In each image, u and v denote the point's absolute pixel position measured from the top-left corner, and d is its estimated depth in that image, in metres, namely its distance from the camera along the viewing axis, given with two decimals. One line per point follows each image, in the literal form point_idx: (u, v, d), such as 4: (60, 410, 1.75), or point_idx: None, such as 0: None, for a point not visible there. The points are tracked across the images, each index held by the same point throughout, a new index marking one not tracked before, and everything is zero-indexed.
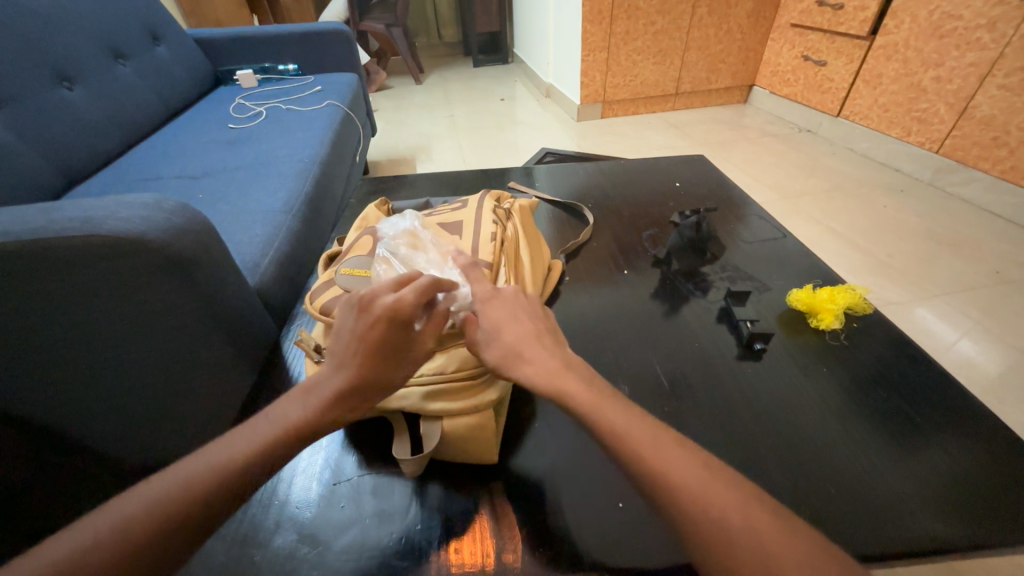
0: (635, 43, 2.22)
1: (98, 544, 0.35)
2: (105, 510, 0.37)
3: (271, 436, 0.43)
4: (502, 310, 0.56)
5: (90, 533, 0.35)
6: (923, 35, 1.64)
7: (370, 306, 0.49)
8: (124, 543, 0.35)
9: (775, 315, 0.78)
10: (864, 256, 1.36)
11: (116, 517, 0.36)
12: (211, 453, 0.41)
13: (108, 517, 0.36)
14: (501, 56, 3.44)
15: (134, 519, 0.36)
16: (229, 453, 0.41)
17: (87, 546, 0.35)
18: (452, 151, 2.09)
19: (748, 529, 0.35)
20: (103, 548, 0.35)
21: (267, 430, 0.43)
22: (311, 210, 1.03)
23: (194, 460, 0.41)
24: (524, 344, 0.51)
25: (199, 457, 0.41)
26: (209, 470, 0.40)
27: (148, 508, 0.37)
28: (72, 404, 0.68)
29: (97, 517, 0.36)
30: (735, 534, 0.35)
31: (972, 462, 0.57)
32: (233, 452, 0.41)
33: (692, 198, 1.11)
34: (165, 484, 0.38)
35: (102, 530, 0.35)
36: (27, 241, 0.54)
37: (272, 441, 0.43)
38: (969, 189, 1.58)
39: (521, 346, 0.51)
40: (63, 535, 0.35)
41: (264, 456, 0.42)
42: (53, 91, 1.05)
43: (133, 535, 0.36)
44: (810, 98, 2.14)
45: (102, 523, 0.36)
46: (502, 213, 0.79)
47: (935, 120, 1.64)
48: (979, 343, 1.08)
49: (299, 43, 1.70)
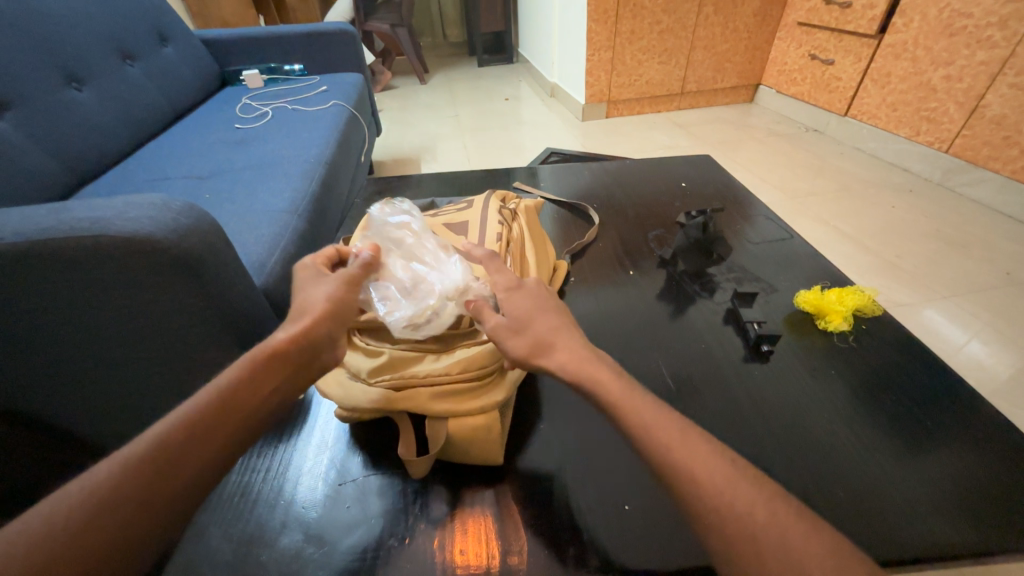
0: (640, 42, 2.21)
1: (67, 513, 0.35)
2: (70, 485, 0.37)
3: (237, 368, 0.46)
4: (525, 303, 0.56)
5: (58, 506, 0.35)
6: (932, 33, 1.62)
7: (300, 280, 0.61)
8: (97, 507, 0.35)
9: (783, 317, 0.77)
10: (872, 257, 1.35)
11: (84, 489, 0.36)
12: (170, 416, 0.42)
13: (75, 490, 0.36)
14: (505, 56, 3.44)
15: (101, 487, 0.36)
16: (187, 408, 0.43)
17: (56, 519, 0.34)
18: (456, 151, 2.09)
19: (755, 530, 0.35)
20: (73, 517, 0.35)
21: (221, 384, 0.45)
22: (317, 210, 1.03)
23: (154, 426, 0.41)
24: (552, 335, 0.52)
25: (158, 421, 0.41)
26: (174, 426, 0.41)
27: (116, 473, 0.37)
28: (81, 402, 0.68)
29: (61, 494, 0.36)
30: (744, 533, 0.36)
31: (979, 464, 0.56)
32: (192, 405, 0.43)
33: (698, 198, 1.10)
34: (130, 450, 0.39)
35: (71, 500, 0.36)
36: (37, 241, 0.55)
37: (230, 385, 0.45)
38: (979, 189, 1.56)
39: (548, 336, 0.52)
40: (26, 516, 0.35)
41: (227, 405, 0.43)
42: (62, 92, 1.06)
43: (103, 499, 0.36)
44: (817, 97, 2.13)
45: (69, 495, 0.36)
46: (508, 214, 0.79)
47: (945, 119, 1.62)
48: (990, 345, 1.07)
49: (305, 43, 1.70)
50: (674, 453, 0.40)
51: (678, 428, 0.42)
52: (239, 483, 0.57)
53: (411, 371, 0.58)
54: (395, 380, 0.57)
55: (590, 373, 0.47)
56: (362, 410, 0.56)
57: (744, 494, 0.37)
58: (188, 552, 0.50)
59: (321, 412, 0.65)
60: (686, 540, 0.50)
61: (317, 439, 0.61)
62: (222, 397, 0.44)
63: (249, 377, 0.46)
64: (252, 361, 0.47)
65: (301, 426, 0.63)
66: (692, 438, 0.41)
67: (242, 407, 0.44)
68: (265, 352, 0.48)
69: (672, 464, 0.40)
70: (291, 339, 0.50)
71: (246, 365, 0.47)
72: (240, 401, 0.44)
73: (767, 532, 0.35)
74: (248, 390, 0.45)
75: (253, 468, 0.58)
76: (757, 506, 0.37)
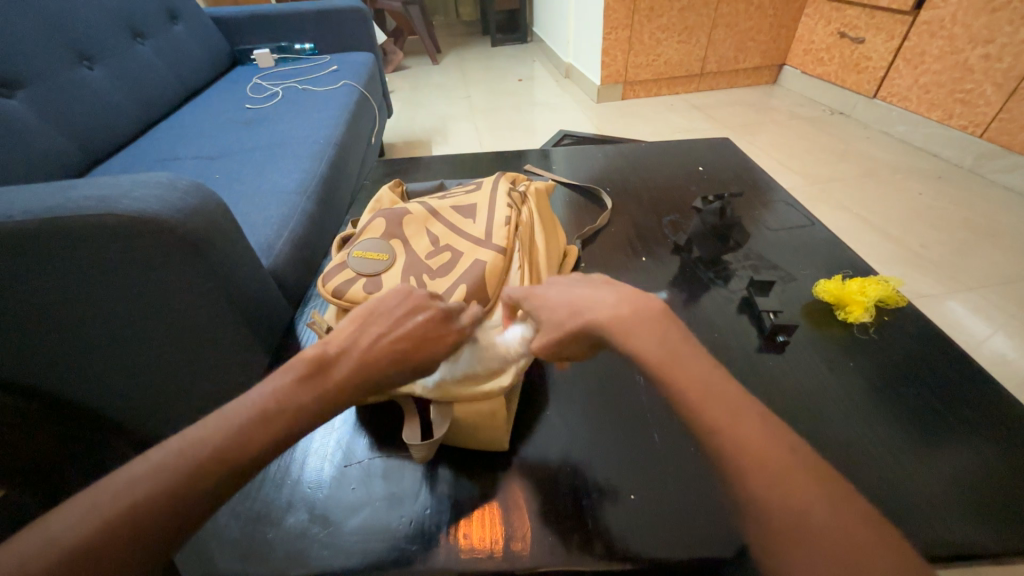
0: (659, 20, 2.14)
1: (75, 539, 0.31)
2: (88, 491, 0.33)
3: (317, 379, 0.40)
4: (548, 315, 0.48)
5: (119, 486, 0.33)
6: (972, 9, 1.53)
7: (387, 314, 0.45)
8: (103, 539, 0.31)
9: (801, 306, 0.75)
10: (896, 247, 1.30)
11: (98, 504, 0.32)
12: (202, 428, 0.36)
13: (87, 506, 0.32)
14: (519, 35, 3.35)
15: (111, 509, 0.32)
16: (220, 428, 0.36)
17: (61, 541, 0.31)
18: (468, 133, 2.06)
19: (819, 525, 0.31)
20: (77, 545, 0.31)
21: (268, 405, 0.38)
22: (326, 191, 1.02)
23: (225, 412, 0.37)
24: (584, 303, 0.45)
25: (227, 407, 0.38)
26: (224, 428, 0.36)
27: (141, 485, 0.33)
28: (94, 380, 0.70)
29: (130, 471, 0.34)
30: (793, 532, 0.32)
31: (1001, 464, 0.54)
32: (247, 406, 0.38)
33: (715, 183, 1.07)
34: (151, 468, 0.34)
35: (109, 494, 0.33)
36: (46, 220, 0.55)
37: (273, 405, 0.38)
38: (1014, 175, 1.48)
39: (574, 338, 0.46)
40: (75, 503, 0.33)
41: (267, 435, 0.37)
42: (74, 70, 1.06)
43: (118, 522, 0.32)
44: (844, 78, 2.04)
45: (77, 511, 0.32)
46: (518, 197, 0.77)
47: (981, 102, 1.54)
48: (1015, 339, 1.03)
49: (316, 21, 1.68)
50: (715, 441, 0.36)
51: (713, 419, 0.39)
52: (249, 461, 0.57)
53: None
54: None
55: (624, 336, 0.42)
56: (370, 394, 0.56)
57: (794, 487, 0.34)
58: (198, 528, 0.51)
59: None
60: (691, 532, 0.49)
61: (323, 422, 0.61)
62: (264, 421, 0.37)
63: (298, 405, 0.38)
64: (315, 389, 0.39)
65: None
66: (738, 418, 0.37)
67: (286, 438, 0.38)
68: (313, 376, 0.40)
69: (711, 450, 0.36)
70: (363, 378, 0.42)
71: (293, 387, 0.39)
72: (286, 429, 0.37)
73: (826, 529, 0.32)
74: (295, 420, 0.38)
75: None
76: (810, 513, 0.33)
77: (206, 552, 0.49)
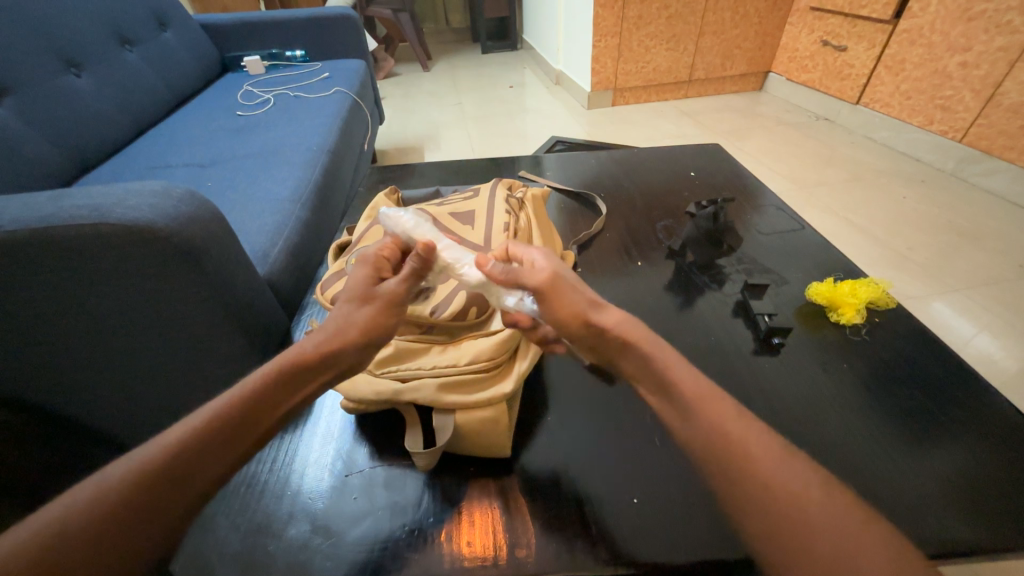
0: (647, 28, 2.17)
1: (46, 540, 0.31)
2: (62, 497, 0.34)
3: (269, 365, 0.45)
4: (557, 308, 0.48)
5: (93, 491, 0.34)
6: (949, 18, 1.58)
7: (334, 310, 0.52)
8: (77, 536, 0.32)
9: (794, 309, 0.76)
10: (883, 249, 1.33)
11: (67, 506, 0.33)
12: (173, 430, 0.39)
13: (53, 510, 0.33)
14: (509, 42, 3.38)
15: (83, 512, 0.33)
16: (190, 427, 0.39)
17: (30, 543, 0.31)
18: (460, 139, 2.06)
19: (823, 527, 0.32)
20: (39, 546, 0.31)
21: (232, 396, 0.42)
22: (320, 197, 1.02)
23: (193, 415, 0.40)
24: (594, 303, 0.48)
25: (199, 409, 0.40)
26: (192, 433, 0.38)
27: (118, 487, 0.34)
28: (84, 393, 0.68)
29: (106, 475, 0.35)
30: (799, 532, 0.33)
31: (989, 460, 0.55)
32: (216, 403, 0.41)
33: (707, 187, 1.08)
34: (119, 471, 0.35)
35: (85, 498, 0.34)
36: (38, 230, 0.54)
37: (241, 405, 0.41)
38: (995, 180, 1.52)
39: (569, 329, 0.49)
40: (50, 506, 0.33)
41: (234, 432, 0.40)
42: (61, 78, 1.04)
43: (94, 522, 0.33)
44: (828, 84, 2.09)
45: (42, 521, 0.32)
46: (515, 203, 0.78)
47: (960, 108, 1.58)
48: (999, 339, 1.06)
49: (306, 28, 1.67)
50: None
51: (716, 418, 0.39)
52: (247, 474, 0.56)
53: (421, 363, 0.57)
54: (403, 371, 0.56)
55: None
56: (369, 401, 0.55)
57: (798, 488, 0.35)
58: (195, 542, 0.50)
59: (327, 403, 0.64)
60: (693, 536, 0.49)
61: (322, 431, 0.61)
62: (222, 415, 0.40)
63: (256, 396, 0.42)
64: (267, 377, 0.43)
65: (309, 416, 0.62)
66: None
67: (252, 445, 0.41)
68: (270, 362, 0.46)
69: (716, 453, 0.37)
70: (311, 352, 0.46)
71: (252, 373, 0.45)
72: (252, 436, 0.40)
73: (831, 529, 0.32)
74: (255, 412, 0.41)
75: (261, 459, 0.58)
76: (813, 513, 0.33)
77: (205, 565, 0.48)
